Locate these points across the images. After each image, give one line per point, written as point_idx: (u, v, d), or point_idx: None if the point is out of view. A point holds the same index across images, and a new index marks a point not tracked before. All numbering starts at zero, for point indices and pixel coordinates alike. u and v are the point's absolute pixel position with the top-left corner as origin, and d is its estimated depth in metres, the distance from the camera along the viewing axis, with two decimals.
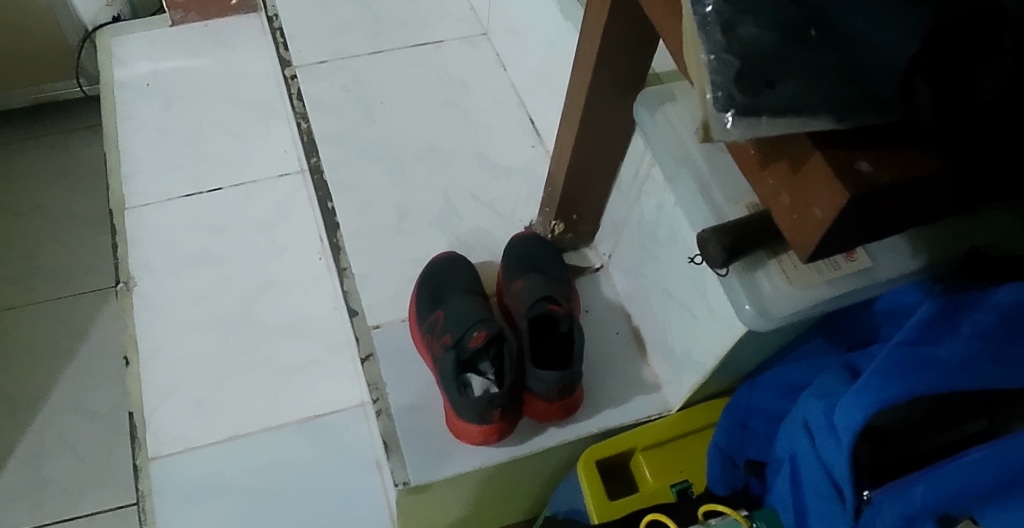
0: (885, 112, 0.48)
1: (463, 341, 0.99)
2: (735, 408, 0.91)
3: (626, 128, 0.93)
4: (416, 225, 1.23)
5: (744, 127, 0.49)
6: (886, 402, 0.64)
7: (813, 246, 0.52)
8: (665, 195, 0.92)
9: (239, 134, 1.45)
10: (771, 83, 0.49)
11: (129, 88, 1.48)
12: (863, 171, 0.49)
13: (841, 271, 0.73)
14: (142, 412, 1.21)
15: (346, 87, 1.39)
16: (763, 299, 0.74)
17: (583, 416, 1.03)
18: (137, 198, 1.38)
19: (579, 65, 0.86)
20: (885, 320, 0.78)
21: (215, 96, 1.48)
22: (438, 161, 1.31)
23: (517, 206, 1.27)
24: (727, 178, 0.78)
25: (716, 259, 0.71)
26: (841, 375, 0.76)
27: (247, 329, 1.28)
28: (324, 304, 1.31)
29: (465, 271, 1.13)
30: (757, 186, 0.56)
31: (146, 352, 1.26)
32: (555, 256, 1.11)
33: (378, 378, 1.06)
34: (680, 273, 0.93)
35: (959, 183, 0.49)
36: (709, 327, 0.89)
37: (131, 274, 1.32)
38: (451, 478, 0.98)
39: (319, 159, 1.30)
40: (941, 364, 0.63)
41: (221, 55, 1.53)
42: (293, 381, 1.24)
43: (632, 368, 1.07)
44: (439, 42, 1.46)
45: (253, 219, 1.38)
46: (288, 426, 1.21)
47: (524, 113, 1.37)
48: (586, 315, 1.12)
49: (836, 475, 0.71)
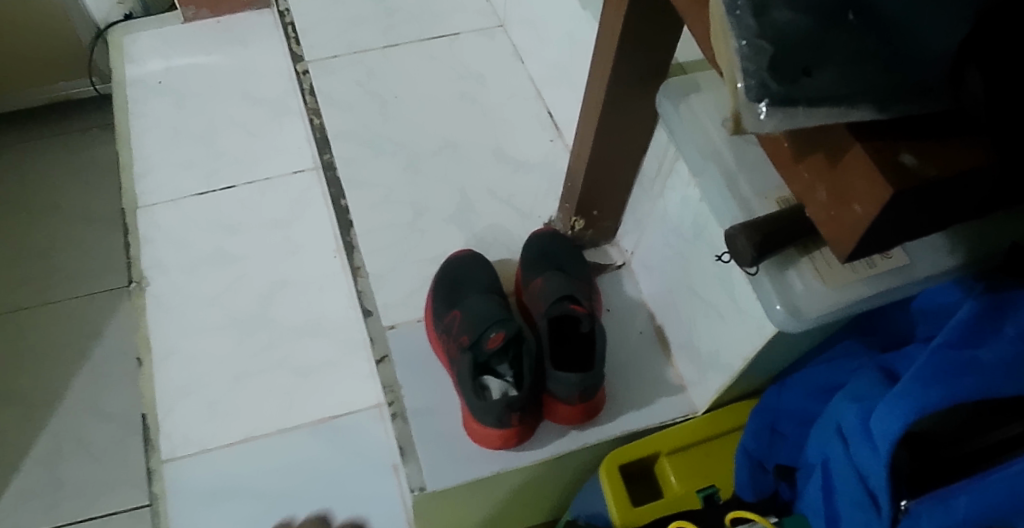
0: (930, 102, 0.45)
1: (480, 342, 0.97)
2: (763, 410, 0.87)
3: (649, 122, 0.90)
4: (431, 222, 1.21)
5: (780, 117, 0.45)
6: (927, 409, 0.60)
7: (853, 245, 0.49)
8: (690, 190, 0.89)
9: (254, 131, 1.43)
10: (807, 70, 0.45)
11: (141, 87, 1.46)
12: (907, 164, 0.45)
13: (877, 269, 0.69)
14: (156, 413, 1.20)
15: (359, 82, 1.36)
16: (794, 299, 0.70)
17: (606, 419, 1.00)
18: (150, 197, 1.36)
19: (599, 57, 0.82)
20: (922, 320, 0.74)
21: (230, 92, 1.46)
22: (454, 157, 1.28)
23: (536, 202, 1.24)
24: (756, 172, 0.74)
25: (746, 257, 0.68)
26: (876, 377, 0.72)
27: (263, 330, 1.26)
28: (339, 303, 1.29)
29: (483, 270, 1.10)
30: (790, 180, 0.52)
31: (160, 352, 1.24)
32: (575, 253, 1.08)
33: (392, 380, 1.04)
34: (706, 271, 0.89)
35: (1007, 180, 0.47)
36: (737, 328, 0.85)
37: (144, 274, 1.30)
38: (474, 496, 1.00)
39: (332, 155, 1.28)
40: (984, 369, 0.60)
41: (235, 52, 1.51)
42: (309, 382, 1.22)
43: (656, 368, 1.04)
44: (455, 34, 1.43)
45: (268, 218, 1.35)
46: (303, 427, 1.19)
47: (543, 106, 1.34)
48: (608, 314, 1.09)
49: (871, 482, 0.68)
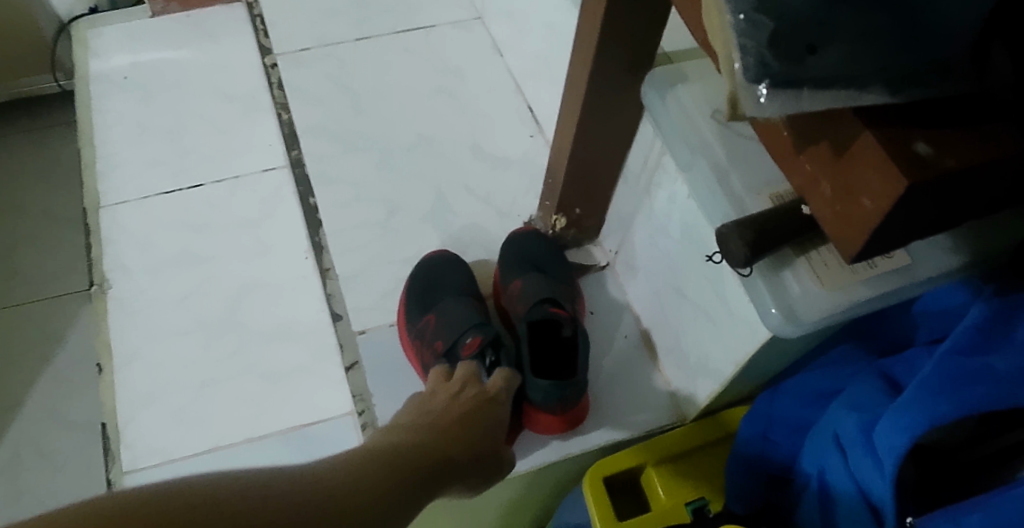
0: (949, 83, 0.41)
1: (456, 348, 0.94)
2: (755, 416, 0.82)
3: (633, 115, 0.85)
4: (405, 223, 1.17)
5: (781, 101, 0.40)
6: (935, 421, 0.57)
7: (862, 243, 0.45)
8: (678, 186, 0.84)
9: (223, 128, 1.28)
10: (812, 47, 0.40)
11: (105, 82, 1.33)
12: (922, 153, 0.41)
13: (878, 269, 0.64)
14: (117, 422, 1.06)
15: (330, 76, 1.31)
16: (790, 302, 0.66)
17: (590, 427, 0.96)
18: (112, 196, 1.22)
19: (580, 46, 0.77)
20: (924, 322, 0.71)
21: (199, 89, 1.32)
22: (430, 153, 1.23)
23: (515, 200, 1.19)
24: (748, 166, 0.70)
25: (739, 258, 0.63)
26: (877, 384, 0.68)
27: (230, 334, 1.11)
28: (312, 307, 1.13)
29: (459, 271, 1.05)
30: (790, 173, 0.48)
31: (121, 357, 1.10)
32: (556, 252, 1.04)
33: (363, 388, 1.05)
34: (695, 273, 0.84)
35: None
36: (729, 332, 0.81)
37: (105, 276, 1.16)
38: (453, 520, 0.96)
39: (300, 152, 1.24)
40: (999, 377, 0.56)
41: (204, 46, 1.37)
42: (278, 389, 1.07)
43: (642, 374, 1.00)
44: (431, 27, 1.38)
45: (237, 217, 1.20)
46: (272, 436, 1.04)
47: (522, 100, 1.30)
48: (590, 317, 1.05)
49: (876, 495, 0.64)
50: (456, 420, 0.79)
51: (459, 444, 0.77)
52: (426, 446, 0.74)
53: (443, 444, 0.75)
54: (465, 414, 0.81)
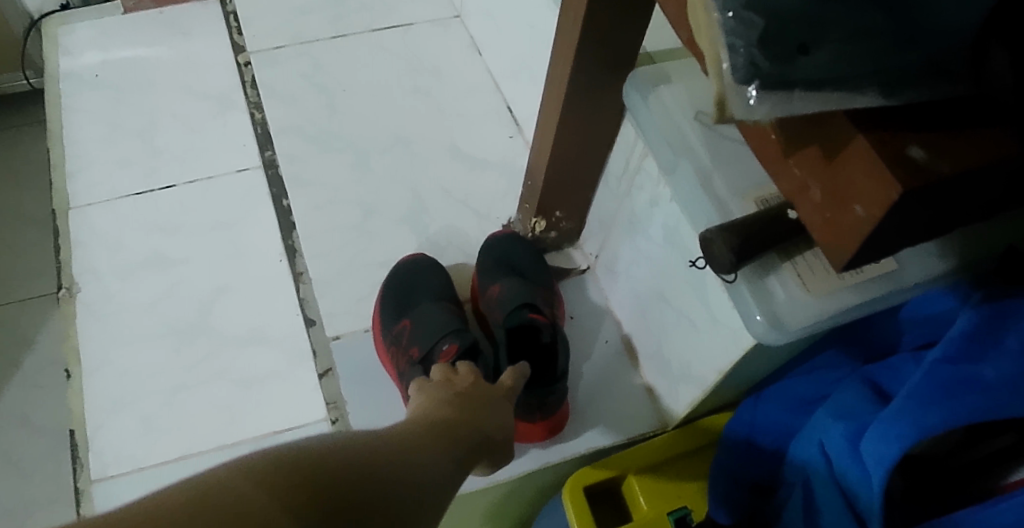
0: (944, 85, 0.40)
1: (432, 355, 0.92)
2: (737, 423, 0.80)
3: (614, 117, 0.84)
4: (381, 225, 1.15)
5: (773, 102, 0.39)
6: (926, 432, 0.56)
7: (853, 251, 0.43)
8: (660, 189, 0.82)
9: (195, 127, 1.23)
10: (804, 47, 0.38)
11: (75, 80, 1.28)
12: (916, 157, 0.40)
13: (863, 275, 0.63)
14: (85, 429, 1.01)
15: (305, 74, 1.28)
16: (775, 308, 0.64)
17: (568, 435, 0.95)
18: (82, 197, 1.17)
19: (560, 46, 0.75)
20: (909, 328, 0.69)
21: (171, 87, 1.27)
22: (408, 154, 1.21)
23: (494, 202, 1.18)
24: (732, 169, 0.68)
25: (723, 263, 0.61)
26: (862, 391, 0.67)
27: (202, 339, 1.07)
28: (286, 310, 1.09)
29: (436, 275, 1.02)
30: (779, 178, 0.47)
31: (91, 363, 1.05)
32: (535, 255, 1.01)
33: (337, 395, 1.03)
34: (677, 278, 0.83)
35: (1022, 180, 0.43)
36: (713, 338, 0.79)
37: (75, 280, 1.10)
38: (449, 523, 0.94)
39: (274, 152, 1.21)
40: (988, 387, 0.56)
41: (177, 44, 1.32)
42: (251, 396, 1.03)
43: (624, 380, 0.98)
44: (409, 25, 1.35)
45: (209, 218, 1.16)
46: (244, 443, 1.00)
47: (501, 100, 1.28)
48: (570, 321, 1.03)
49: (861, 504, 0.63)
50: (470, 399, 0.78)
51: (473, 418, 0.75)
52: (438, 417, 0.72)
53: (457, 417, 0.74)
54: (477, 395, 0.79)
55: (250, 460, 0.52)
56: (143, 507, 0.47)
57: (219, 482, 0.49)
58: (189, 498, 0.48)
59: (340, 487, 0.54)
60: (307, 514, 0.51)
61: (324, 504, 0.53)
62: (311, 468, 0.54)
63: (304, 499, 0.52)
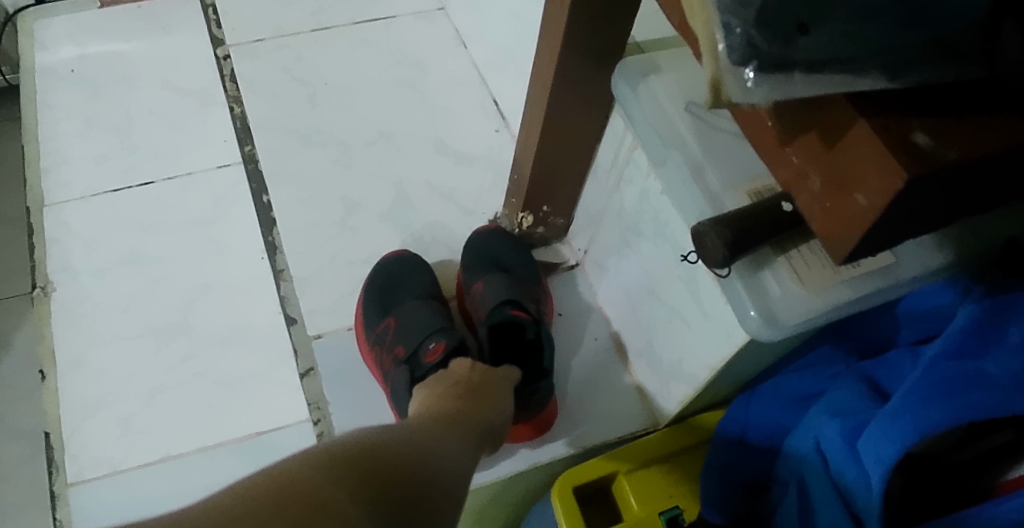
0: (954, 65, 0.40)
1: (417, 355, 0.89)
2: (729, 421, 0.78)
3: (602, 109, 0.82)
4: (364, 220, 1.12)
5: (770, 86, 0.39)
6: (928, 429, 0.54)
7: (856, 241, 0.44)
8: (650, 182, 0.80)
9: (174, 122, 1.20)
10: (803, 27, 0.39)
11: (51, 76, 1.24)
12: (921, 143, 0.40)
13: (860, 269, 0.61)
14: (61, 432, 0.98)
15: (286, 67, 1.26)
16: (770, 304, 0.62)
17: (557, 435, 0.93)
18: (58, 193, 1.14)
19: (546, 35, 0.73)
20: (906, 324, 0.68)
21: (150, 82, 1.24)
22: (392, 148, 1.19)
23: (479, 197, 1.15)
24: (724, 161, 0.66)
25: (716, 257, 0.59)
26: (859, 388, 0.65)
27: (182, 338, 1.04)
28: (268, 309, 1.06)
29: (422, 272, 1.00)
30: (777, 166, 0.48)
31: (67, 364, 1.02)
32: (521, 251, 0.99)
33: (319, 396, 1.00)
34: (667, 273, 0.81)
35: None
36: (705, 335, 0.77)
37: (50, 278, 1.07)
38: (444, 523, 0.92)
39: (254, 147, 1.18)
40: (992, 383, 0.54)
41: (156, 38, 1.28)
42: (232, 397, 1.00)
43: (613, 379, 0.97)
44: (392, 18, 1.33)
45: (189, 215, 1.13)
46: (226, 445, 0.98)
47: (486, 93, 1.25)
48: (558, 319, 1.01)
49: (858, 502, 0.61)
50: (473, 389, 0.80)
51: (479, 410, 0.77)
52: (445, 411, 0.75)
53: (466, 410, 0.76)
54: (482, 386, 0.81)
55: (314, 458, 0.57)
56: (234, 495, 0.52)
57: (297, 474, 0.54)
58: (273, 486, 0.53)
59: (396, 477, 0.59)
60: (371, 503, 0.55)
61: (383, 491, 0.57)
62: (366, 460, 0.58)
63: (367, 490, 0.56)
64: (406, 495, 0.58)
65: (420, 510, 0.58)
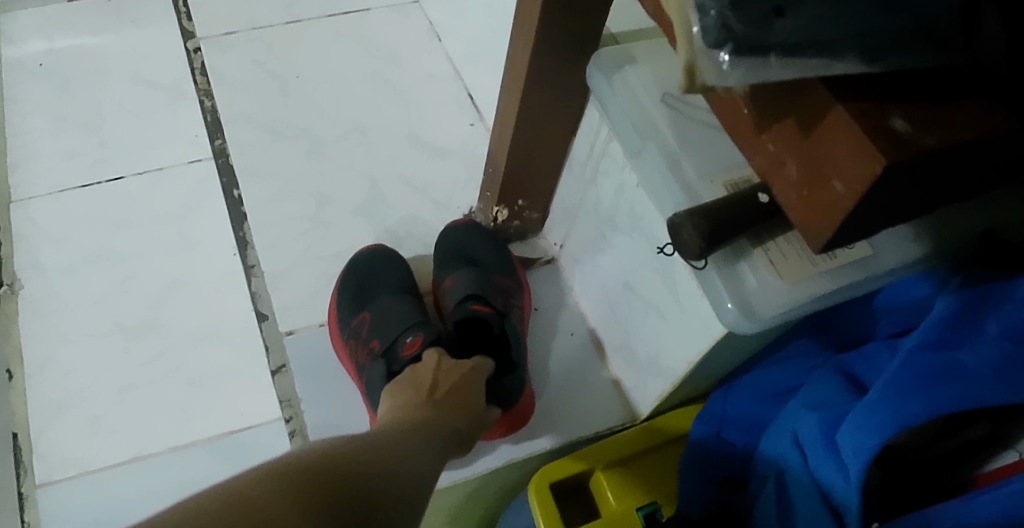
0: (934, 49, 0.40)
1: (393, 347, 0.88)
2: (707, 415, 0.77)
3: (578, 102, 0.81)
4: (337, 215, 1.11)
5: (746, 69, 0.39)
6: (907, 422, 0.54)
7: (834, 229, 0.43)
8: (626, 175, 0.79)
9: (144, 117, 1.18)
10: (779, 9, 0.38)
11: (18, 70, 1.20)
12: (899, 129, 0.40)
13: (838, 261, 0.61)
14: (29, 433, 0.95)
15: (257, 60, 1.24)
16: (747, 296, 0.62)
17: (534, 431, 0.92)
18: (25, 189, 1.11)
19: (519, 26, 0.72)
20: (884, 316, 0.68)
21: (120, 76, 1.21)
22: (366, 142, 1.17)
23: (454, 191, 1.14)
24: (701, 153, 0.66)
25: (693, 249, 0.58)
26: (838, 382, 0.65)
27: (152, 337, 1.02)
28: (241, 306, 1.04)
29: (395, 267, 0.98)
30: (754, 155, 0.47)
31: (35, 363, 0.99)
32: (495, 245, 0.98)
33: (291, 393, 0.99)
34: (643, 267, 0.81)
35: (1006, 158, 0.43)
36: (681, 328, 0.76)
37: (17, 276, 1.04)
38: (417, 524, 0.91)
39: (224, 141, 1.16)
40: (970, 375, 0.54)
41: (126, 32, 1.26)
42: (204, 395, 0.98)
43: (590, 373, 0.96)
44: (365, 10, 1.31)
45: (159, 210, 1.10)
46: (198, 444, 0.96)
47: (461, 87, 1.24)
48: (535, 314, 1.00)
49: (837, 499, 0.60)
50: (442, 390, 0.80)
51: (447, 412, 0.77)
52: (414, 417, 0.74)
53: (433, 414, 0.76)
54: (451, 385, 0.81)
55: (255, 473, 0.55)
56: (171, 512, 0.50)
57: (237, 488, 0.52)
58: (212, 503, 0.51)
59: (344, 486, 0.57)
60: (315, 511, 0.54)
61: (332, 501, 0.56)
62: (314, 469, 0.57)
63: (311, 499, 0.54)
64: (354, 506, 0.57)
65: (371, 519, 0.58)
